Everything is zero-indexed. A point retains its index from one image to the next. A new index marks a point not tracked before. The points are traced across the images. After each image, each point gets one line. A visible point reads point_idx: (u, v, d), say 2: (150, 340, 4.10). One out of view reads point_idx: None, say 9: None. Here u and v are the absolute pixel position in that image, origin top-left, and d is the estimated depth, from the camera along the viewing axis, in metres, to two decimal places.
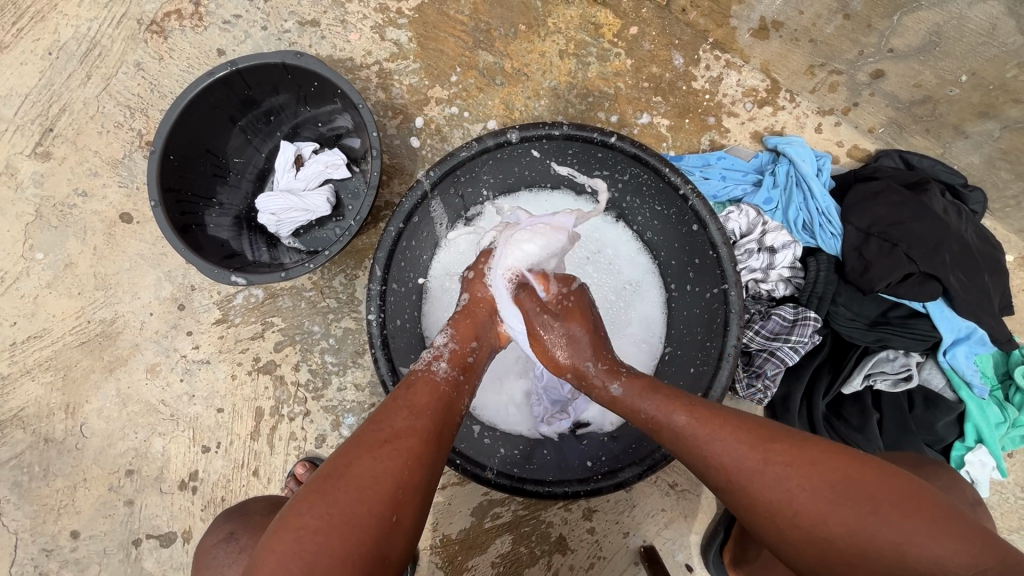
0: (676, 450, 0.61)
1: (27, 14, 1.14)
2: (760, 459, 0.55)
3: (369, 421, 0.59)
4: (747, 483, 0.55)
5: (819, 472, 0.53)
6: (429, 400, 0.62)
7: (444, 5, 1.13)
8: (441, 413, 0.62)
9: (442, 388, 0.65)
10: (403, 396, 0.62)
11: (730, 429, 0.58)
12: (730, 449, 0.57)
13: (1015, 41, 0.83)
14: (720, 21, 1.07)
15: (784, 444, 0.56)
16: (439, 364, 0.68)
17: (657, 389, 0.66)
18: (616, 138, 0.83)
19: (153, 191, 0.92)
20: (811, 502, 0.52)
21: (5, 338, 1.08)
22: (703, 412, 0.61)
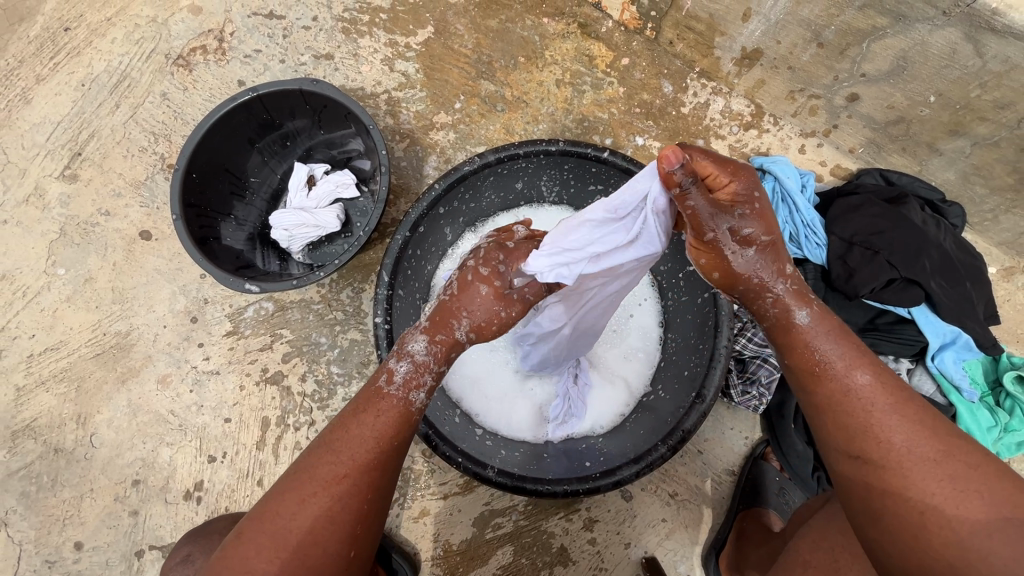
0: (835, 406, 0.60)
1: (64, 51, 1.24)
2: (938, 452, 0.55)
3: (333, 442, 0.63)
4: (908, 465, 0.55)
5: (993, 482, 0.53)
6: (391, 430, 0.64)
7: (449, 40, 1.22)
8: (396, 443, 0.64)
9: (412, 418, 0.66)
10: (366, 423, 0.63)
11: (889, 396, 0.59)
12: (907, 430, 0.57)
13: (974, 64, 0.87)
14: (705, 52, 1.15)
15: (959, 445, 0.56)
16: (416, 393, 0.66)
17: (846, 338, 0.63)
18: (608, 153, 0.89)
19: (175, 206, 0.98)
20: (980, 508, 0.52)
21: (23, 350, 1.12)
22: (890, 393, 0.59)
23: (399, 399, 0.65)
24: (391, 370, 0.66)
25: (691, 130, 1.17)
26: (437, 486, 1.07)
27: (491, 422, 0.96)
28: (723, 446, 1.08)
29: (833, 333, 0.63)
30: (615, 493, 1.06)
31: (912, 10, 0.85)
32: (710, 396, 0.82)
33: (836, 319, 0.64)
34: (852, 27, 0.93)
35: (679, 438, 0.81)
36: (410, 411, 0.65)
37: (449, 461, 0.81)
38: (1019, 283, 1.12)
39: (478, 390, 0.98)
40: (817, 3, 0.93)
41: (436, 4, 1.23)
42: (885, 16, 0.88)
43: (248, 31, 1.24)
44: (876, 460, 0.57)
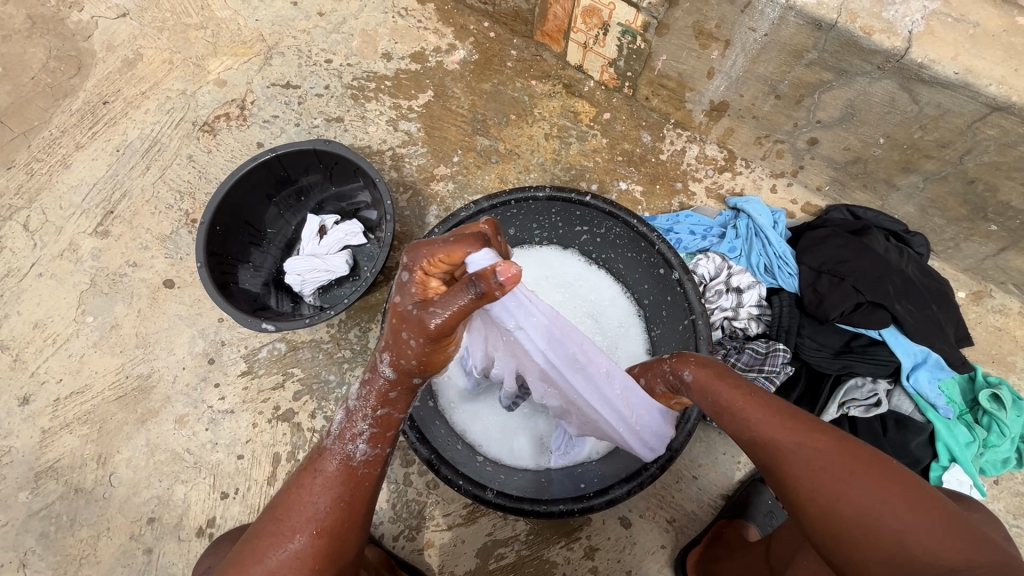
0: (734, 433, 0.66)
1: (102, 121, 1.38)
2: (789, 438, 0.61)
3: (287, 501, 0.67)
4: (775, 457, 0.62)
5: (828, 451, 0.59)
6: (337, 491, 0.67)
7: (447, 102, 1.36)
8: (346, 502, 0.67)
9: (356, 471, 0.68)
10: (310, 483, 0.67)
11: (773, 415, 0.64)
12: (759, 427, 0.63)
13: (913, 109, 0.98)
14: (678, 105, 1.27)
15: (834, 444, 0.60)
16: (356, 447, 0.68)
17: (717, 371, 0.70)
18: (590, 197, 0.99)
19: (200, 255, 1.08)
20: (833, 479, 0.58)
21: (51, 394, 1.19)
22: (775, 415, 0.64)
23: (341, 458, 0.68)
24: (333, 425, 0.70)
25: (669, 174, 1.28)
26: (441, 518, 1.10)
27: (494, 454, 1.00)
28: (717, 471, 1.12)
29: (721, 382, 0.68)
30: (614, 520, 1.09)
31: (852, 65, 0.96)
32: (697, 416, 0.86)
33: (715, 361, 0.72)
34: (803, 80, 1.05)
35: (668, 457, 0.86)
36: (353, 467, 0.68)
37: (452, 484, 0.87)
38: (988, 305, 1.19)
39: (480, 424, 1.02)
40: (770, 62, 1.05)
41: (436, 71, 1.38)
42: (829, 71, 1.00)
43: (267, 100, 1.39)
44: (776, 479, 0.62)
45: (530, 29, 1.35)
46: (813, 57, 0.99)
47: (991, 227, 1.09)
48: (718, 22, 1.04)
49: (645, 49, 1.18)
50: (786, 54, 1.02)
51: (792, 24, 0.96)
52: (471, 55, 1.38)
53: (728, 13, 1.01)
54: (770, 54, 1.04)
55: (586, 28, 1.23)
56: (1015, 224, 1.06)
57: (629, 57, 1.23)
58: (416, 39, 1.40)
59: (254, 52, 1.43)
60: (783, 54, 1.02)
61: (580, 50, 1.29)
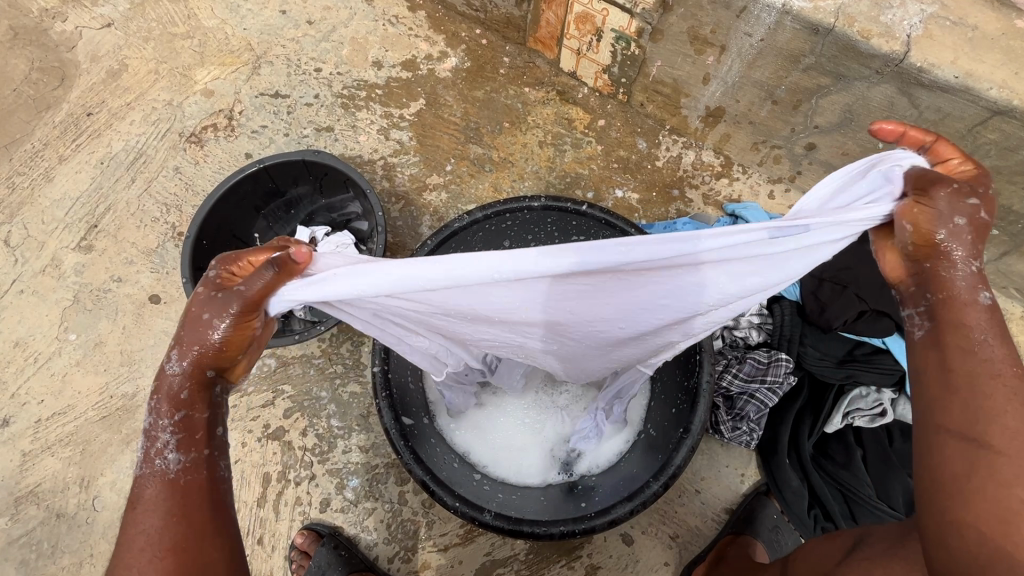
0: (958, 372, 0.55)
1: (86, 133, 1.35)
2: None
3: (120, 556, 0.53)
4: (996, 435, 0.53)
5: None
6: (170, 505, 0.54)
7: (440, 110, 1.33)
8: (190, 508, 0.55)
9: (190, 480, 0.56)
10: (137, 518, 0.54)
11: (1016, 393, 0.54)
12: (1010, 401, 0.53)
13: (912, 114, 0.96)
14: (673, 111, 1.25)
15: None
16: (175, 455, 0.55)
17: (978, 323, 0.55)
18: (586, 206, 0.98)
19: (186, 270, 1.05)
20: None
21: (32, 416, 1.15)
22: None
23: (169, 467, 0.55)
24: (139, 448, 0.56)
25: (666, 181, 1.26)
26: (438, 538, 1.07)
27: (499, 474, 0.96)
28: (720, 484, 1.09)
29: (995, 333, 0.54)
30: (616, 537, 1.06)
31: (850, 70, 0.95)
32: (699, 430, 0.85)
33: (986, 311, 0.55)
34: (800, 85, 1.03)
35: (671, 474, 0.84)
36: (171, 478, 0.55)
37: (448, 506, 0.84)
38: None
39: (482, 440, 0.98)
40: (767, 67, 1.04)
41: (428, 79, 1.36)
42: (827, 76, 0.99)
43: (256, 109, 1.36)
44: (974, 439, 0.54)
45: (523, 36, 1.33)
46: (810, 61, 0.98)
47: (992, 231, 1.08)
48: (714, 27, 1.02)
49: (639, 55, 1.17)
50: (783, 58, 1.00)
51: (789, 29, 0.94)
52: (463, 63, 1.36)
53: (724, 19, 1.00)
54: (766, 59, 1.02)
55: (579, 34, 1.21)
56: (1016, 228, 1.04)
57: (623, 63, 1.21)
58: (407, 47, 1.38)
59: (242, 61, 1.41)
60: (780, 59, 1.01)
61: (574, 57, 1.28)
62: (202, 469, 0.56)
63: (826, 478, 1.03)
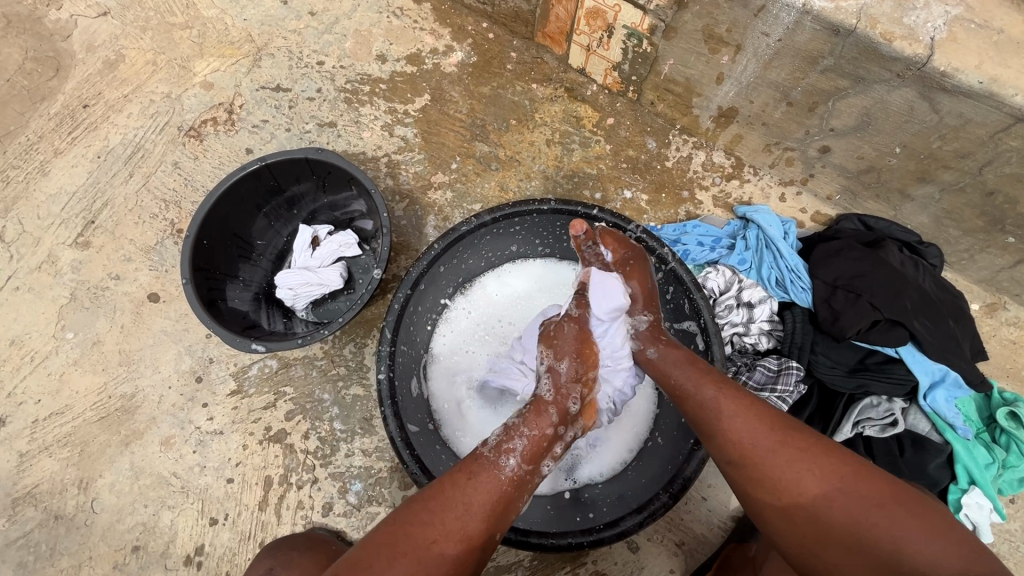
0: (695, 419, 0.72)
1: (82, 126, 1.32)
2: (776, 441, 0.65)
3: (421, 510, 0.65)
4: (757, 458, 0.65)
5: (818, 459, 0.63)
6: (489, 499, 0.68)
7: (445, 106, 1.30)
8: (496, 513, 0.68)
9: (506, 487, 0.69)
10: (463, 487, 0.68)
11: (727, 392, 0.71)
12: (749, 426, 0.67)
13: (932, 119, 0.94)
14: (684, 111, 1.22)
15: (803, 434, 0.66)
16: (511, 459, 0.71)
17: (692, 362, 0.78)
18: (598, 210, 0.95)
19: (186, 271, 1.03)
20: (818, 487, 0.62)
21: (28, 416, 1.13)
22: (729, 391, 0.71)
23: (512, 477, 0.71)
24: (488, 440, 0.73)
25: (675, 182, 1.24)
26: None
27: None
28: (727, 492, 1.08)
29: (682, 353, 0.80)
30: (621, 544, 1.05)
31: (869, 73, 0.92)
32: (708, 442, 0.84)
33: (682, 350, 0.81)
34: (817, 88, 1.01)
35: (680, 486, 0.82)
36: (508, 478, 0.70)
37: None
38: (1002, 318, 1.15)
39: None
40: (783, 68, 1.01)
41: (433, 74, 1.32)
42: (845, 78, 0.96)
43: (257, 103, 1.33)
44: (751, 478, 0.65)
45: (531, 30, 1.30)
46: (829, 63, 0.95)
47: (1008, 239, 1.06)
48: (730, 26, 0.99)
49: (651, 52, 1.14)
50: (800, 60, 0.97)
51: (808, 29, 0.91)
52: (470, 57, 1.33)
53: (741, 17, 0.97)
54: (783, 60, 0.99)
55: (589, 30, 1.18)
56: None
57: (634, 61, 1.18)
58: (412, 41, 1.35)
59: (243, 53, 1.37)
60: (798, 60, 0.98)
61: (584, 53, 1.25)
62: (516, 490, 0.70)
63: None
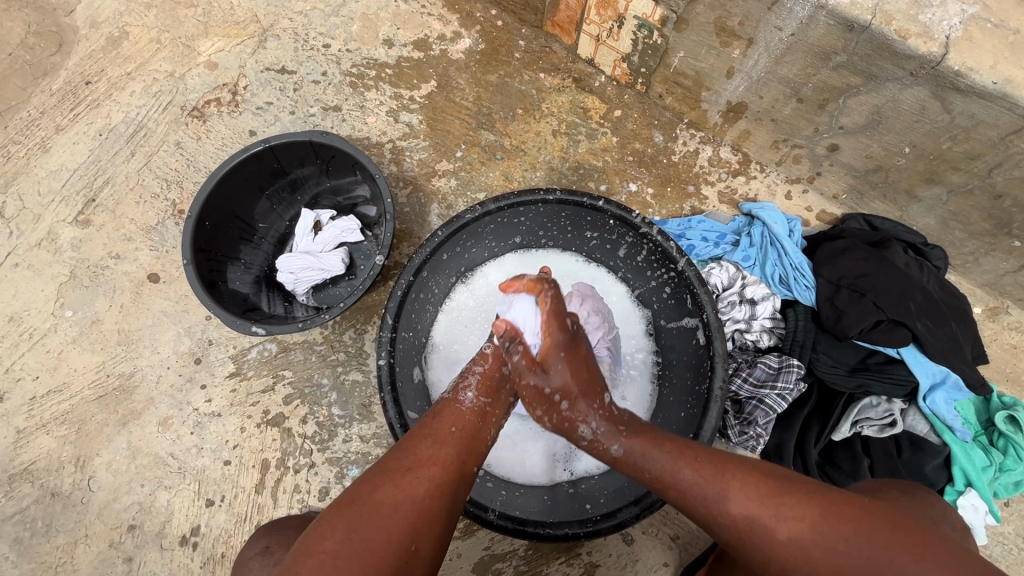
0: (686, 510, 0.65)
1: (84, 102, 1.30)
2: (764, 511, 0.59)
3: (394, 449, 0.67)
4: (751, 540, 0.59)
5: (810, 522, 0.57)
6: (453, 424, 0.71)
7: (451, 93, 1.29)
8: (464, 441, 0.70)
9: (468, 417, 0.72)
10: (429, 424, 0.71)
11: (697, 466, 0.65)
12: (735, 503, 0.61)
13: (943, 119, 0.93)
14: (693, 104, 1.21)
15: (790, 496, 0.59)
16: (466, 394, 0.75)
17: (661, 445, 0.70)
18: (603, 202, 0.94)
19: (187, 251, 1.02)
20: (820, 555, 0.55)
21: (26, 393, 1.13)
22: (705, 467, 0.65)
23: (475, 411, 0.73)
24: (444, 387, 0.77)
25: (681, 176, 1.23)
26: None
27: (503, 473, 0.96)
28: None
29: (649, 442, 0.70)
30: (616, 536, 1.06)
31: (882, 71, 0.91)
32: (706, 437, 0.84)
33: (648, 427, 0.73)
34: (828, 84, 1.00)
35: None
36: (470, 412, 0.73)
37: None
38: (1004, 322, 1.15)
39: None
40: (795, 64, 1.00)
41: (439, 60, 1.31)
42: (857, 76, 0.95)
43: (261, 85, 1.31)
44: (759, 561, 0.59)
45: (540, 19, 1.28)
46: (842, 60, 0.94)
47: (1013, 242, 1.06)
48: (743, 19, 0.98)
49: (661, 44, 1.12)
50: (813, 55, 0.96)
51: (822, 24, 0.90)
52: (477, 44, 1.32)
53: (754, 11, 0.95)
54: (795, 56, 0.98)
55: (600, 20, 1.16)
56: None
57: (643, 52, 1.17)
58: (419, 26, 1.33)
59: (248, 33, 1.35)
60: (810, 55, 0.97)
61: (593, 43, 1.23)
62: (476, 415, 0.73)
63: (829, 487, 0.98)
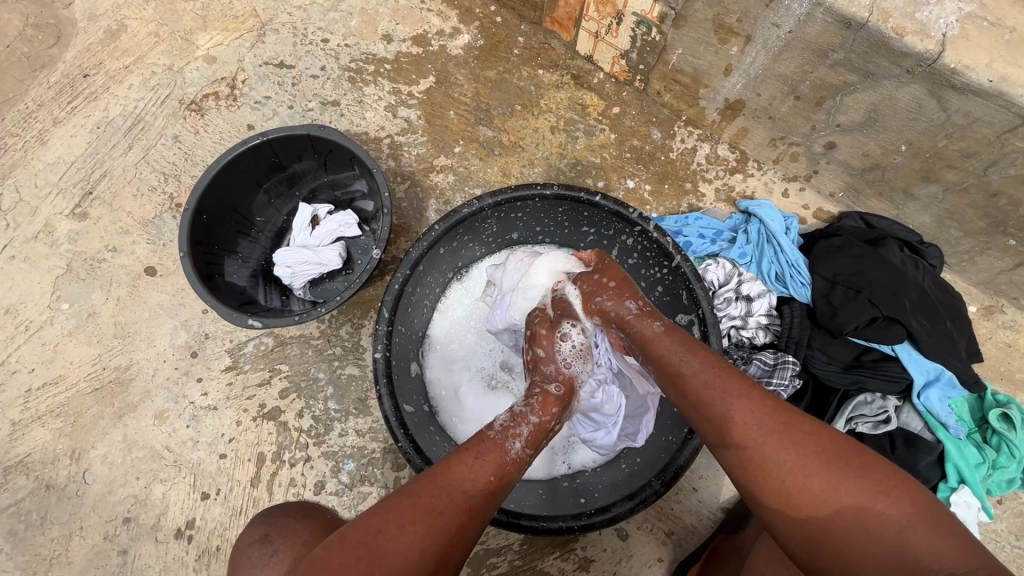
0: (697, 404, 0.68)
1: (82, 95, 1.30)
2: (775, 427, 0.63)
3: (428, 484, 0.64)
4: (758, 444, 0.63)
5: (816, 443, 0.62)
6: (490, 471, 0.67)
7: (450, 89, 1.29)
8: (497, 490, 0.67)
9: (507, 467, 0.69)
10: (467, 467, 0.67)
11: (718, 372, 0.69)
12: (749, 414, 0.64)
13: (939, 117, 0.94)
14: (691, 102, 1.22)
15: (798, 416, 0.64)
16: (514, 444, 0.71)
17: (693, 344, 0.73)
18: (600, 197, 0.94)
19: (184, 244, 1.02)
20: (818, 467, 0.60)
21: (21, 385, 1.13)
22: (729, 375, 0.68)
23: (515, 458, 0.70)
24: (495, 422, 0.74)
25: (679, 174, 1.23)
26: None
27: None
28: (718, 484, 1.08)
29: (682, 338, 0.74)
30: (610, 532, 1.06)
31: (879, 68, 0.92)
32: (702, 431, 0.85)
33: (682, 330, 0.76)
34: (826, 82, 1.00)
35: (672, 474, 0.83)
36: (510, 459, 0.69)
37: None
38: (999, 321, 1.16)
39: None
40: (792, 61, 1.00)
41: (438, 56, 1.31)
42: (854, 73, 0.95)
43: (259, 79, 1.31)
44: (753, 465, 0.63)
45: (539, 15, 1.28)
46: (839, 57, 0.94)
47: (1009, 241, 1.06)
48: (741, 16, 0.98)
49: (660, 41, 1.12)
50: (810, 53, 0.96)
51: (820, 22, 0.90)
52: (476, 41, 1.32)
53: (752, 8, 0.96)
54: (793, 53, 0.99)
55: (598, 17, 1.16)
56: None
57: (642, 49, 1.17)
58: (418, 21, 1.33)
59: (247, 28, 1.35)
60: (807, 53, 0.97)
61: (592, 40, 1.23)
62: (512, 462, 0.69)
63: None
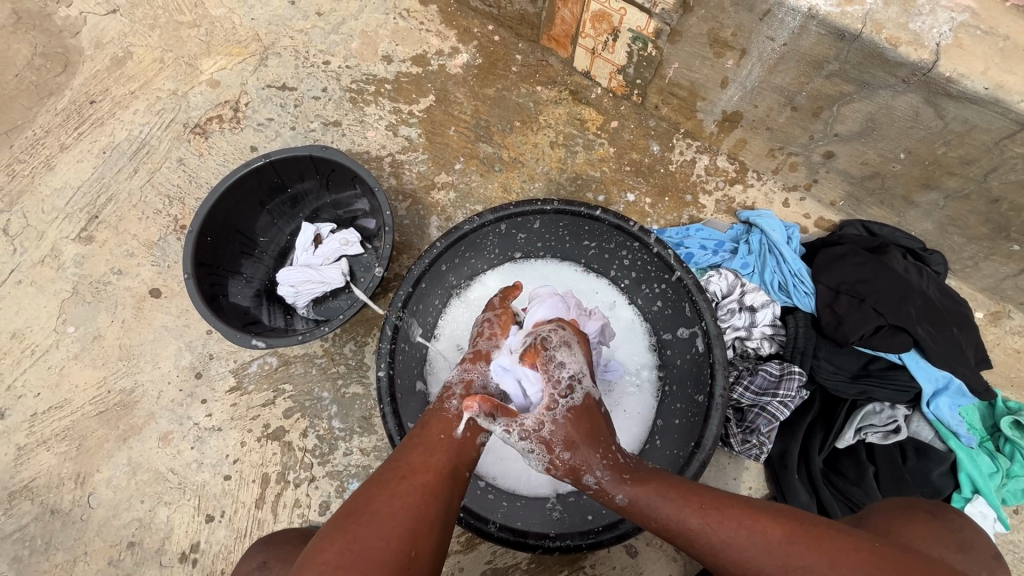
0: (697, 557, 0.62)
1: (88, 121, 1.32)
2: (783, 561, 0.56)
3: (389, 460, 0.68)
4: None
5: (833, 573, 0.55)
6: (442, 432, 0.72)
7: (450, 107, 1.31)
8: (455, 445, 0.71)
9: (460, 425, 0.73)
10: (419, 432, 0.72)
11: (705, 518, 0.62)
12: (756, 557, 0.58)
13: (937, 125, 0.94)
14: (689, 115, 1.23)
15: (806, 539, 0.57)
16: (452, 403, 0.76)
17: (664, 492, 0.67)
18: (601, 211, 0.94)
19: (187, 266, 1.03)
20: None
21: (27, 409, 1.13)
22: (713, 516, 0.62)
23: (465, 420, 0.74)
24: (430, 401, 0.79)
25: (679, 186, 1.24)
26: None
27: (508, 485, 0.95)
28: None
29: (653, 489, 0.68)
30: (619, 549, 1.04)
31: (875, 78, 0.92)
32: (709, 444, 0.83)
33: (647, 483, 0.69)
34: (821, 92, 1.01)
35: None
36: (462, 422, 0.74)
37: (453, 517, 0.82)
38: (1006, 327, 1.15)
39: (492, 453, 0.98)
40: (788, 72, 1.01)
41: (438, 75, 1.33)
42: (850, 84, 0.96)
43: (262, 102, 1.33)
44: None
45: (536, 33, 1.31)
46: (834, 68, 0.95)
47: (1012, 246, 1.05)
48: (735, 30, 0.99)
49: (656, 56, 1.14)
50: (805, 64, 0.97)
51: (813, 34, 0.91)
52: (475, 59, 1.33)
53: (746, 22, 0.97)
54: (788, 65, 1.00)
55: (595, 33, 1.18)
56: None
57: (639, 64, 1.18)
58: (417, 42, 1.36)
59: (249, 52, 1.38)
60: (802, 64, 0.98)
61: (589, 56, 1.25)
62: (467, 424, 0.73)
63: (837, 495, 0.97)
